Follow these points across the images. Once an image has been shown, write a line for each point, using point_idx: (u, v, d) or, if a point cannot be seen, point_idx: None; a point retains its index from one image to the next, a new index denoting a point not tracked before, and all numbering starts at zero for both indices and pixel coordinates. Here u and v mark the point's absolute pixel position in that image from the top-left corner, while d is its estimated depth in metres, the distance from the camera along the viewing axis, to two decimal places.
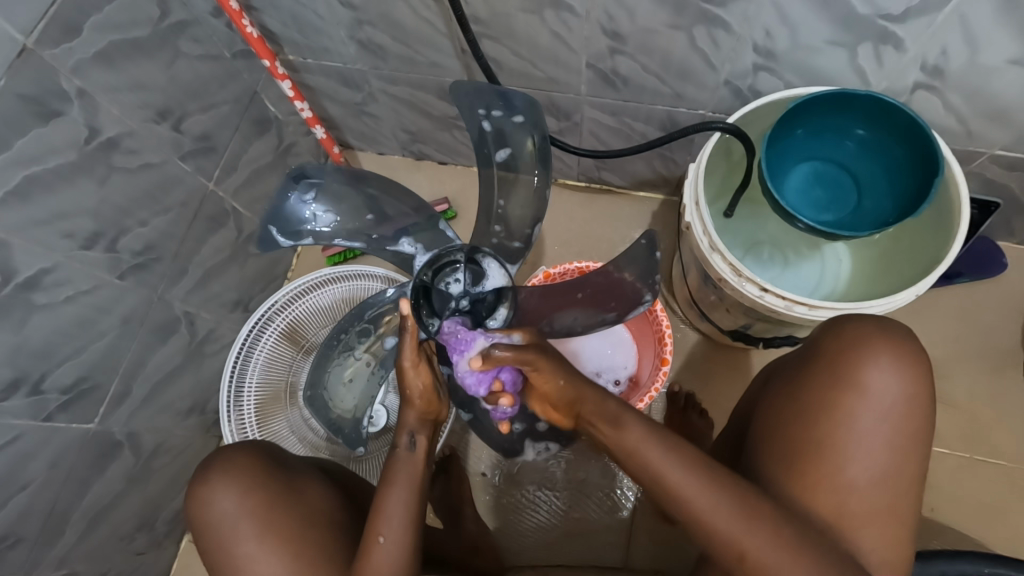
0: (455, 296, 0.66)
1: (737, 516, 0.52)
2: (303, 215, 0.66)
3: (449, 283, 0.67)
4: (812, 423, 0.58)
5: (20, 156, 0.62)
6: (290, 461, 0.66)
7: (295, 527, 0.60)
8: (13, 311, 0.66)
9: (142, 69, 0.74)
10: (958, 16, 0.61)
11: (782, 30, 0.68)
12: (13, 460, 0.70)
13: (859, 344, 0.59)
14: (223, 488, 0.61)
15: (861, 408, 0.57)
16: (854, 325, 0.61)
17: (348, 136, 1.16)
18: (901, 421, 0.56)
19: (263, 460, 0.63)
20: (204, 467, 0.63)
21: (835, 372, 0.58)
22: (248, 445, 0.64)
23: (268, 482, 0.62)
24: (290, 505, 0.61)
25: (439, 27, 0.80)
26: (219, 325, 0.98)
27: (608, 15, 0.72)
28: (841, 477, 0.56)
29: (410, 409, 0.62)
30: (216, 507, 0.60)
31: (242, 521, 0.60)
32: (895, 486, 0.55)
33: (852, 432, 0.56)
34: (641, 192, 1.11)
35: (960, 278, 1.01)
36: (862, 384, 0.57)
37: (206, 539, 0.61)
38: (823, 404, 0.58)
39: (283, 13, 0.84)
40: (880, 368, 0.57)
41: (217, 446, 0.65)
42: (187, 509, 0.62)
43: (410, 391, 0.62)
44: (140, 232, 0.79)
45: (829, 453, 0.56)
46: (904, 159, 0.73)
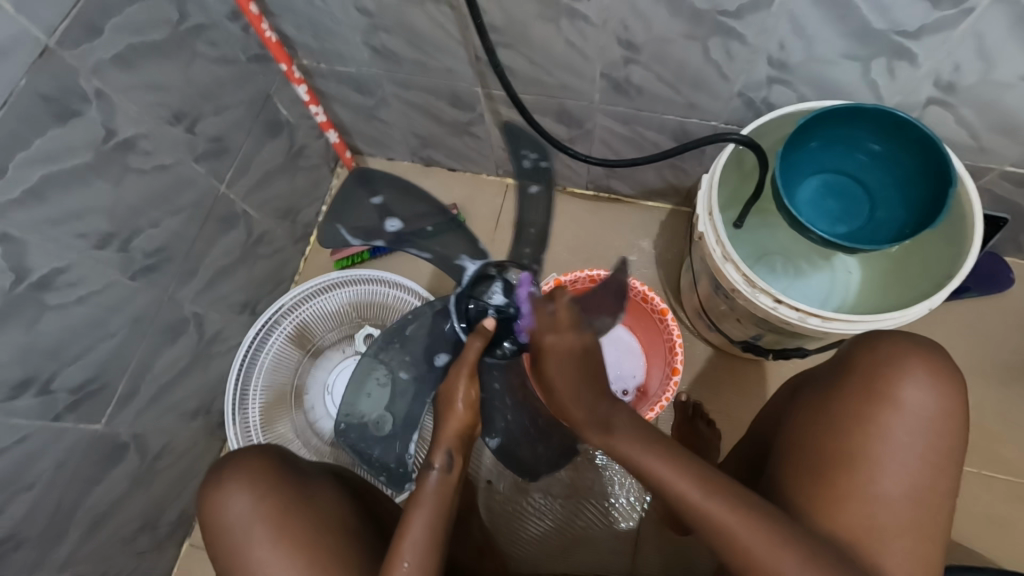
0: (489, 308, 0.65)
1: (774, 529, 0.50)
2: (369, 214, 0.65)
3: (489, 296, 0.65)
4: (842, 434, 0.57)
5: (38, 154, 0.62)
6: (303, 465, 0.66)
7: (308, 531, 0.59)
8: (26, 309, 0.66)
9: (160, 71, 0.74)
10: (974, 32, 0.62)
11: (797, 42, 0.68)
12: (20, 459, 0.70)
13: (892, 359, 0.59)
14: (236, 491, 0.60)
15: (895, 422, 0.56)
16: (886, 340, 0.61)
17: (358, 141, 1.16)
18: (934, 439, 0.56)
19: (274, 463, 0.63)
20: (216, 470, 0.63)
21: (868, 385, 0.58)
22: (260, 449, 0.64)
23: (280, 486, 0.61)
24: (303, 510, 0.61)
25: (454, 34, 0.81)
26: (226, 327, 0.98)
27: (624, 25, 0.72)
28: (872, 491, 0.55)
29: (450, 424, 0.59)
30: (229, 510, 0.60)
31: (254, 524, 0.59)
32: (927, 504, 0.55)
33: (887, 446, 0.56)
34: (649, 201, 1.11)
35: (967, 292, 1.01)
36: (895, 398, 0.57)
37: (218, 542, 0.60)
38: (855, 417, 0.58)
39: (299, 18, 0.85)
40: (914, 383, 0.57)
41: (228, 450, 0.65)
42: (201, 509, 0.62)
43: (455, 398, 0.60)
44: (152, 233, 0.79)
45: (862, 466, 0.56)
46: (919, 172, 0.74)
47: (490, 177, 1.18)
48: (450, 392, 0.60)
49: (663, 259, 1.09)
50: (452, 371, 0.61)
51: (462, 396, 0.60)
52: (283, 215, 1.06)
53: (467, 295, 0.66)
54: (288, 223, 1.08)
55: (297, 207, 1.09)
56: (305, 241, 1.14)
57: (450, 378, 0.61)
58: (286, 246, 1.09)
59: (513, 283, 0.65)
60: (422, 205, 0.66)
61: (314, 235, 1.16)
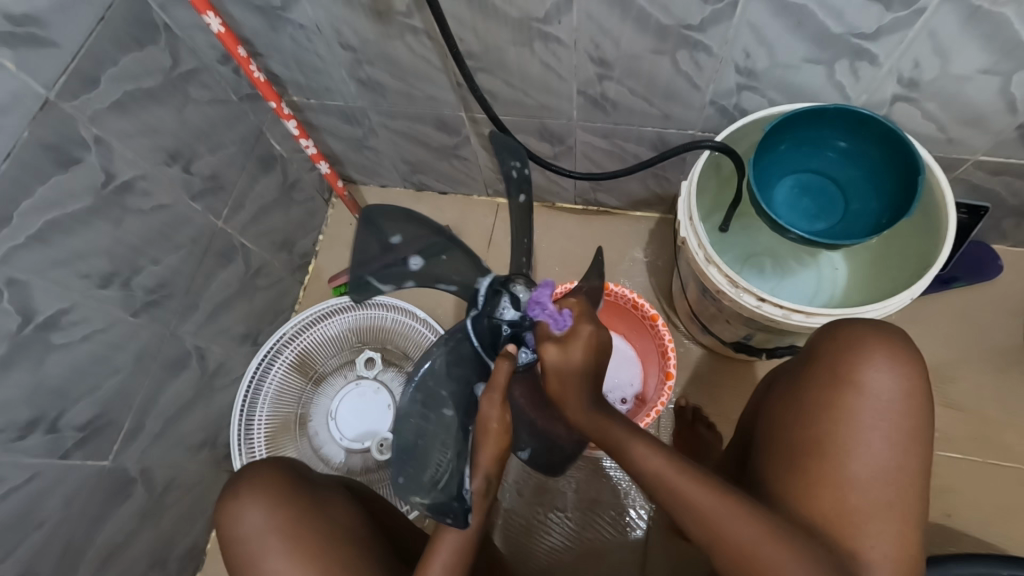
0: (503, 325, 0.62)
1: (745, 517, 0.51)
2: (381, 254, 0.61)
3: (500, 313, 0.62)
4: (810, 422, 0.58)
5: (41, 201, 0.65)
6: (316, 478, 0.67)
7: (322, 542, 0.60)
8: (33, 350, 0.68)
9: (155, 115, 0.78)
10: (928, 30, 0.64)
11: (760, 50, 0.71)
12: (31, 498, 0.71)
13: (853, 345, 0.60)
14: (250, 504, 0.61)
15: (859, 406, 0.57)
16: (848, 328, 0.62)
17: (351, 170, 1.20)
18: (901, 419, 0.57)
19: (287, 476, 0.64)
20: (231, 484, 0.63)
21: (832, 372, 0.60)
22: (274, 462, 0.65)
23: (295, 497, 0.62)
24: (316, 521, 0.61)
25: (435, 63, 0.84)
26: (229, 359, 1.00)
27: (594, 44, 0.75)
28: (843, 476, 0.56)
29: (488, 450, 0.55)
30: (243, 522, 0.61)
31: (269, 536, 0.60)
32: (899, 483, 0.55)
33: (853, 431, 0.56)
34: (637, 211, 1.14)
35: (956, 281, 1.02)
36: (859, 383, 0.58)
37: (232, 555, 0.61)
38: (822, 404, 0.59)
39: (286, 57, 0.88)
40: (876, 367, 0.58)
41: (241, 464, 0.66)
42: (215, 523, 0.63)
43: (490, 418, 0.56)
44: (152, 270, 0.81)
45: (832, 453, 0.56)
46: (888, 165, 0.75)
47: (481, 198, 1.21)
48: (484, 412, 0.56)
49: (654, 267, 1.11)
50: (484, 397, 0.57)
51: (496, 414, 0.56)
52: (280, 246, 1.09)
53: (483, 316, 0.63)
54: (285, 253, 1.10)
55: (294, 237, 1.12)
56: (303, 270, 1.17)
57: (482, 404, 0.57)
58: (285, 276, 1.11)
59: (519, 295, 0.62)
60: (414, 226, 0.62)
61: (312, 263, 1.19)
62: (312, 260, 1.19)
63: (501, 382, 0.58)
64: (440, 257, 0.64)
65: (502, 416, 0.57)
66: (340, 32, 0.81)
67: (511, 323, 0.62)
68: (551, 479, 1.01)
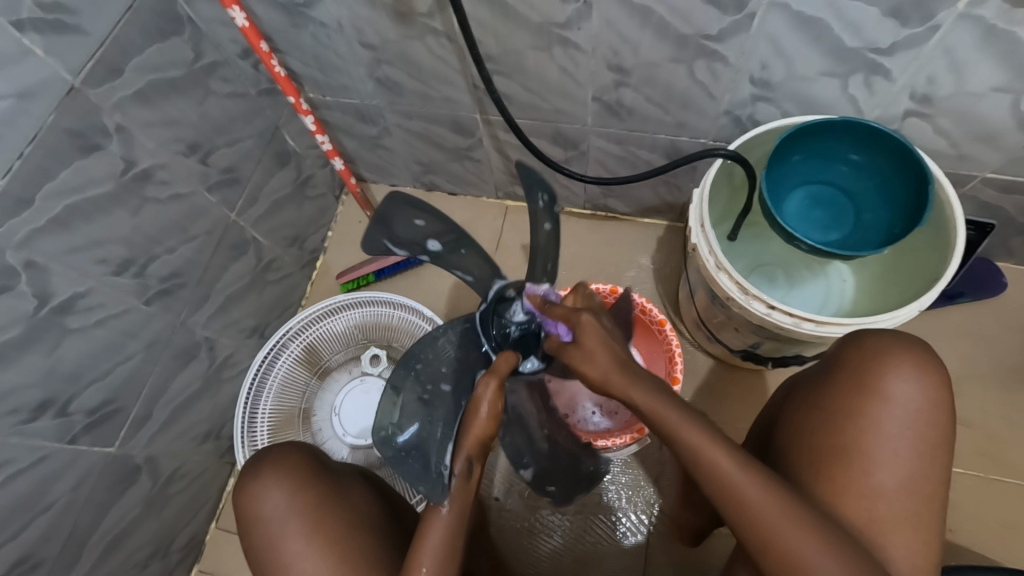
0: (512, 326, 0.67)
1: (793, 519, 0.51)
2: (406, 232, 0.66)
3: (511, 314, 0.67)
4: (835, 429, 0.59)
5: (62, 186, 0.66)
6: (335, 464, 0.67)
7: (342, 528, 0.60)
8: (48, 333, 0.68)
9: (177, 106, 0.79)
10: (942, 48, 0.65)
11: (776, 62, 0.72)
12: (38, 481, 0.71)
13: (879, 353, 0.60)
14: (273, 485, 0.62)
15: (885, 415, 0.58)
16: (875, 337, 0.62)
17: (363, 168, 1.21)
18: (925, 429, 0.57)
19: (309, 460, 0.64)
20: (254, 465, 0.64)
21: (859, 379, 0.60)
22: (296, 446, 0.65)
23: (316, 482, 0.63)
24: (336, 507, 0.62)
25: (454, 65, 0.85)
26: (237, 351, 1.00)
27: (613, 51, 0.76)
28: (871, 484, 0.56)
29: (472, 432, 0.56)
30: (265, 503, 0.61)
31: (290, 519, 0.60)
32: (921, 493, 0.56)
33: (879, 439, 0.57)
34: (646, 218, 1.15)
35: (962, 297, 1.03)
36: (885, 392, 0.58)
37: (252, 536, 0.61)
38: (848, 412, 0.59)
39: (306, 54, 0.90)
40: (902, 376, 0.59)
41: (264, 447, 0.66)
42: (235, 505, 0.63)
43: (480, 406, 0.57)
44: (167, 259, 0.82)
45: (858, 460, 0.57)
46: (900, 179, 0.76)
47: (491, 200, 1.21)
48: (477, 395, 0.58)
49: (661, 274, 1.12)
50: (481, 379, 0.59)
51: (487, 401, 0.57)
52: (291, 241, 1.09)
53: (494, 315, 0.68)
54: (296, 248, 1.11)
55: (305, 233, 1.13)
56: (312, 266, 1.18)
57: (477, 386, 0.59)
58: (294, 271, 1.12)
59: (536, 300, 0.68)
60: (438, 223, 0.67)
61: (321, 259, 1.20)
62: (321, 256, 1.20)
63: (500, 372, 0.61)
64: (459, 251, 0.70)
65: (493, 404, 0.58)
66: (361, 30, 0.83)
67: (520, 326, 0.67)
68: None
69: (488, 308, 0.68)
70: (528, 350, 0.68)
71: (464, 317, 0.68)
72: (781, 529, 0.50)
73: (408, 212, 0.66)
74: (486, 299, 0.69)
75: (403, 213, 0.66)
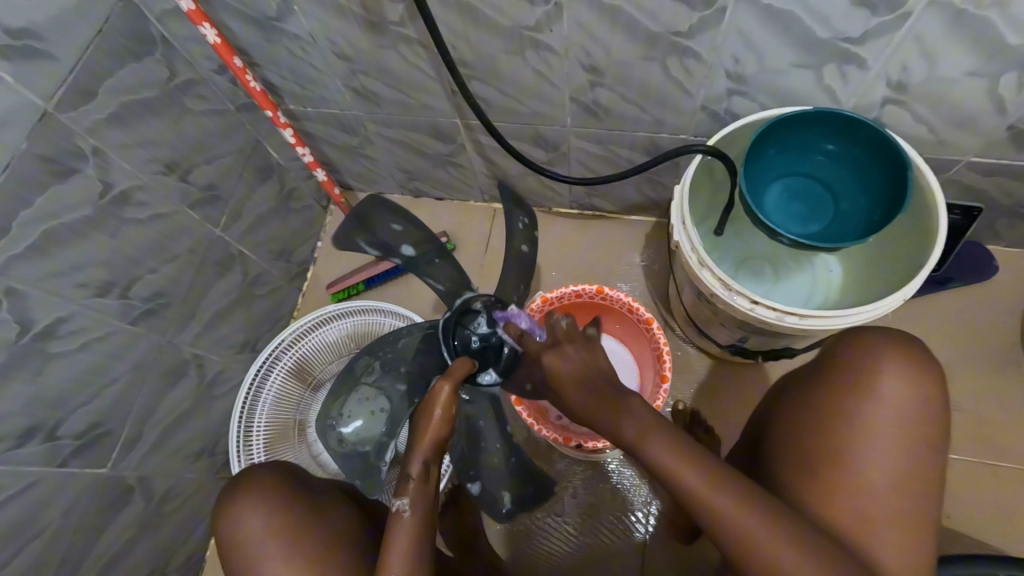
0: (474, 338, 0.65)
1: (775, 527, 0.51)
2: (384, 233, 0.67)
3: (474, 327, 0.66)
4: (827, 430, 0.58)
5: (38, 212, 0.66)
6: (313, 481, 0.67)
7: (321, 547, 0.61)
8: (31, 359, 0.68)
9: (153, 126, 0.79)
10: (913, 35, 0.65)
11: (749, 56, 0.72)
12: (29, 507, 0.71)
13: (870, 352, 0.60)
14: (250, 507, 0.62)
15: (876, 415, 0.57)
16: (867, 336, 0.62)
17: (348, 178, 1.21)
18: (918, 429, 0.57)
19: (286, 480, 0.64)
20: (231, 488, 0.64)
21: (850, 379, 0.60)
22: (273, 466, 0.66)
23: (293, 502, 0.63)
24: (314, 526, 0.62)
25: (429, 72, 0.85)
26: (227, 367, 1.00)
27: (585, 52, 0.76)
28: (862, 484, 0.56)
29: (428, 433, 0.54)
30: (242, 526, 0.61)
31: (268, 540, 0.61)
32: (914, 493, 0.56)
33: (871, 440, 0.57)
34: (633, 216, 1.14)
35: (951, 282, 1.02)
36: (877, 392, 0.58)
37: (232, 558, 0.62)
38: (838, 412, 0.59)
39: (282, 68, 0.90)
40: (894, 375, 0.58)
41: (241, 469, 0.66)
42: (213, 528, 0.63)
43: (434, 406, 0.55)
44: (150, 279, 0.82)
45: (848, 460, 0.57)
46: (879, 168, 0.76)
47: (477, 204, 1.21)
48: (432, 394, 0.55)
49: (650, 271, 1.12)
50: (437, 381, 0.56)
51: (444, 399, 0.55)
52: (278, 255, 1.09)
53: (457, 324, 0.67)
54: (283, 262, 1.11)
55: (291, 245, 1.13)
56: (300, 278, 1.18)
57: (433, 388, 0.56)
58: (282, 284, 1.12)
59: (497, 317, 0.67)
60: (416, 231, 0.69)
61: (309, 271, 1.20)
62: (310, 268, 1.20)
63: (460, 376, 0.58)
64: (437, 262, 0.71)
65: (449, 405, 0.55)
66: (334, 42, 0.83)
67: (483, 338, 0.65)
68: (556, 484, 1.00)
69: (454, 318, 0.67)
70: (484, 363, 0.66)
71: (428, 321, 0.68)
72: (757, 535, 0.51)
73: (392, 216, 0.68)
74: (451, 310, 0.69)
75: (383, 217, 0.67)
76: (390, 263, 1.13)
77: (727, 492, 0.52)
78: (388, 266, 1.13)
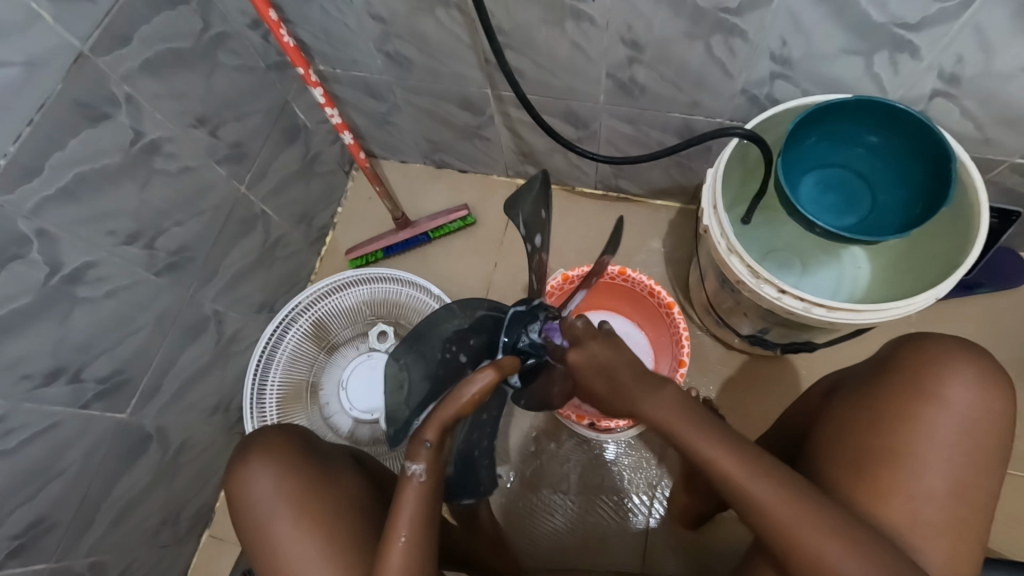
0: (524, 340, 0.63)
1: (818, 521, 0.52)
2: (529, 212, 0.62)
3: (531, 330, 0.64)
4: (890, 429, 0.57)
5: (71, 156, 0.66)
6: (325, 447, 0.68)
7: (330, 510, 0.62)
8: (59, 302, 0.69)
9: (185, 78, 0.78)
10: (974, 23, 0.62)
11: (797, 38, 0.70)
12: (52, 446, 0.73)
13: (937, 356, 0.59)
14: (263, 469, 0.63)
15: (941, 419, 0.56)
16: (933, 342, 0.61)
17: (372, 145, 1.20)
18: (981, 438, 0.56)
19: (298, 445, 0.66)
20: (244, 449, 0.65)
21: (915, 382, 0.58)
22: (286, 432, 0.67)
23: (303, 465, 0.64)
24: (324, 490, 0.63)
25: (463, 39, 0.83)
26: (245, 326, 1.01)
27: (627, 26, 0.74)
28: (919, 487, 0.55)
29: (452, 411, 0.50)
30: (255, 486, 0.62)
31: (279, 501, 0.62)
32: (969, 500, 0.55)
33: (932, 443, 0.56)
34: (658, 200, 1.13)
35: (980, 288, 1.00)
36: (943, 396, 0.57)
37: (243, 518, 0.63)
38: (899, 413, 0.58)
39: (315, 27, 0.89)
40: (962, 381, 0.57)
41: (254, 431, 0.67)
42: (226, 488, 0.64)
43: (469, 388, 0.50)
44: (176, 232, 0.82)
45: (907, 463, 0.56)
46: (924, 162, 0.73)
47: (500, 179, 1.20)
48: (472, 377, 0.51)
49: (671, 258, 1.10)
50: (485, 364, 0.51)
51: (482, 386, 0.50)
52: (300, 218, 1.09)
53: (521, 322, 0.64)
54: (304, 225, 1.11)
55: (313, 209, 1.13)
56: (320, 243, 1.18)
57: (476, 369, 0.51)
58: (302, 247, 1.12)
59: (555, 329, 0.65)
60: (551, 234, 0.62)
61: (329, 236, 1.19)
62: (330, 234, 1.20)
63: (507, 368, 0.53)
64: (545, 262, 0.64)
65: (485, 391, 0.51)
66: (370, 3, 0.81)
67: (531, 345, 0.64)
68: (556, 464, 1.01)
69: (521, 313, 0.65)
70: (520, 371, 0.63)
71: (496, 305, 0.64)
72: (794, 522, 0.52)
73: (541, 201, 0.61)
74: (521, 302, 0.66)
75: (536, 199, 0.62)
76: (411, 233, 1.13)
77: (767, 483, 0.53)
78: (409, 236, 1.14)
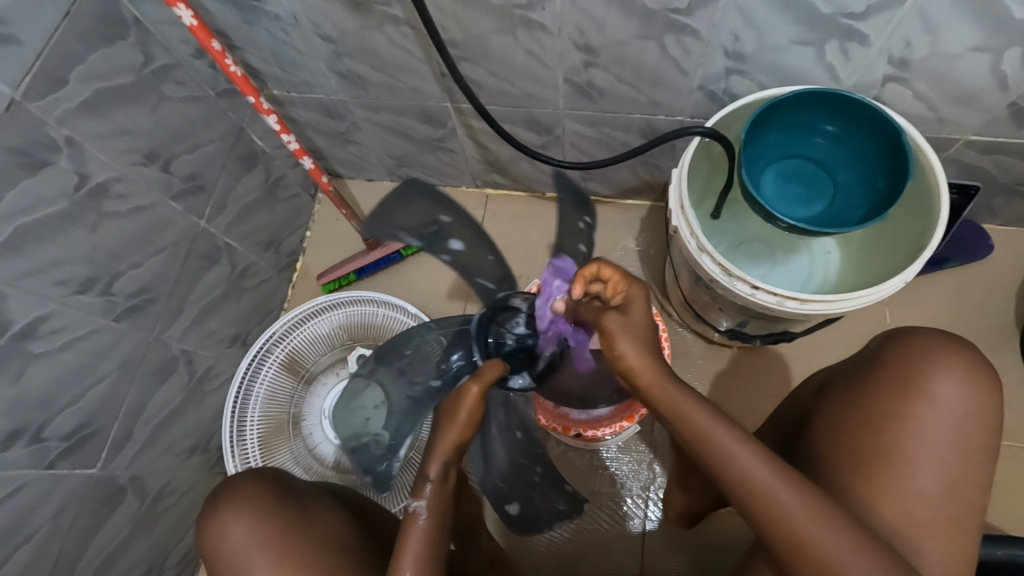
0: (511, 338, 0.65)
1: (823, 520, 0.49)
2: (423, 210, 0.62)
3: (510, 325, 0.65)
4: (881, 431, 0.58)
5: (10, 208, 0.63)
6: (300, 486, 0.66)
7: (309, 550, 0.60)
8: (11, 361, 0.66)
9: (129, 115, 0.75)
10: (917, 8, 0.63)
11: (748, 33, 0.70)
12: (17, 511, 0.70)
13: (925, 352, 0.60)
14: (235, 518, 0.61)
15: (931, 415, 0.57)
16: (920, 337, 0.61)
17: (336, 165, 1.17)
18: (971, 435, 0.57)
19: (272, 487, 0.64)
20: (214, 498, 0.63)
21: (902, 377, 0.59)
22: (257, 475, 0.64)
23: (278, 509, 0.62)
24: (302, 533, 0.61)
25: (417, 54, 0.82)
26: (219, 362, 0.98)
27: (580, 30, 0.73)
28: (910, 489, 0.55)
29: (450, 433, 0.52)
30: (229, 537, 0.60)
31: (256, 550, 0.60)
32: (963, 497, 0.55)
33: (923, 443, 0.56)
34: (628, 200, 1.12)
35: (948, 262, 1.02)
36: (931, 393, 0.58)
37: (220, 569, 0.61)
38: (891, 411, 0.58)
39: (263, 51, 0.86)
40: (950, 378, 0.58)
41: (224, 478, 0.65)
42: (200, 543, 0.62)
43: (461, 409, 0.53)
44: (133, 274, 0.79)
45: (898, 462, 0.56)
46: (882, 149, 0.74)
47: (469, 190, 1.18)
48: (459, 396, 0.54)
49: (647, 256, 1.10)
50: (465, 383, 0.55)
51: (471, 401, 0.54)
52: (266, 245, 1.06)
53: (493, 322, 0.66)
54: (272, 253, 1.08)
55: (280, 235, 1.10)
56: (290, 269, 1.15)
57: (459, 390, 0.55)
58: (272, 275, 1.09)
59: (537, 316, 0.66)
60: (461, 227, 0.65)
61: (300, 261, 1.17)
62: (300, 258, 1.17)
63: (489, 374, 0.57)
64: (486, 257, 0.68)
65: (474, 407, 0.54)
66: (318, 24, 0.79)
67: (517, 339, 0.65)
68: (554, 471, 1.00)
69: (490, 316, 0.66)
70: (518, 366, 0.65)
71: (461, 320, 0.67)
72: (805, 522, 0.49)
73: (437, 207, 0.63)
74: (484, 306, 0.67)
75: (416, 200, 0.62)
76: (382, 253, 1.11)
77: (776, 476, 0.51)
78: (380, 255, 1.11)
